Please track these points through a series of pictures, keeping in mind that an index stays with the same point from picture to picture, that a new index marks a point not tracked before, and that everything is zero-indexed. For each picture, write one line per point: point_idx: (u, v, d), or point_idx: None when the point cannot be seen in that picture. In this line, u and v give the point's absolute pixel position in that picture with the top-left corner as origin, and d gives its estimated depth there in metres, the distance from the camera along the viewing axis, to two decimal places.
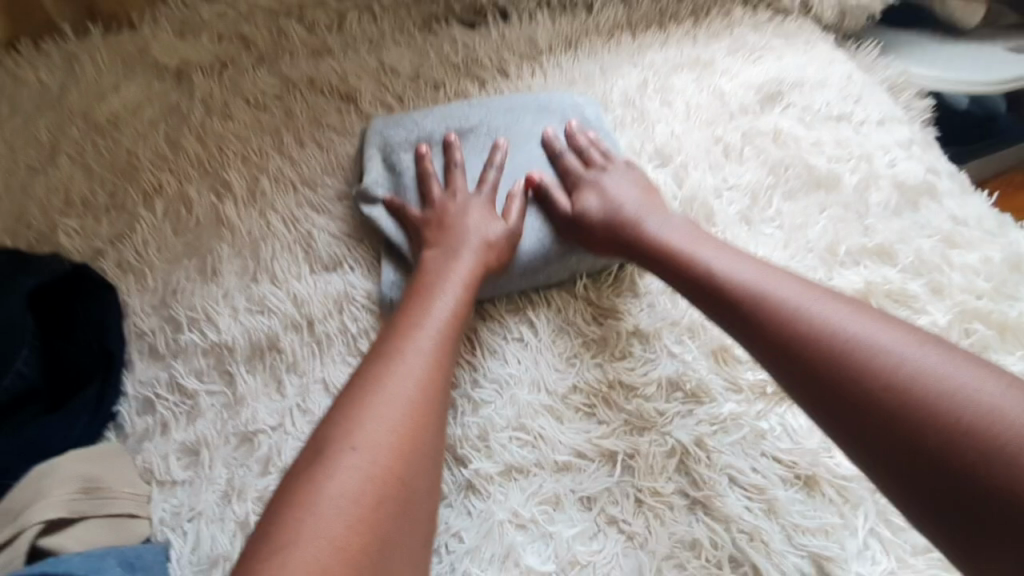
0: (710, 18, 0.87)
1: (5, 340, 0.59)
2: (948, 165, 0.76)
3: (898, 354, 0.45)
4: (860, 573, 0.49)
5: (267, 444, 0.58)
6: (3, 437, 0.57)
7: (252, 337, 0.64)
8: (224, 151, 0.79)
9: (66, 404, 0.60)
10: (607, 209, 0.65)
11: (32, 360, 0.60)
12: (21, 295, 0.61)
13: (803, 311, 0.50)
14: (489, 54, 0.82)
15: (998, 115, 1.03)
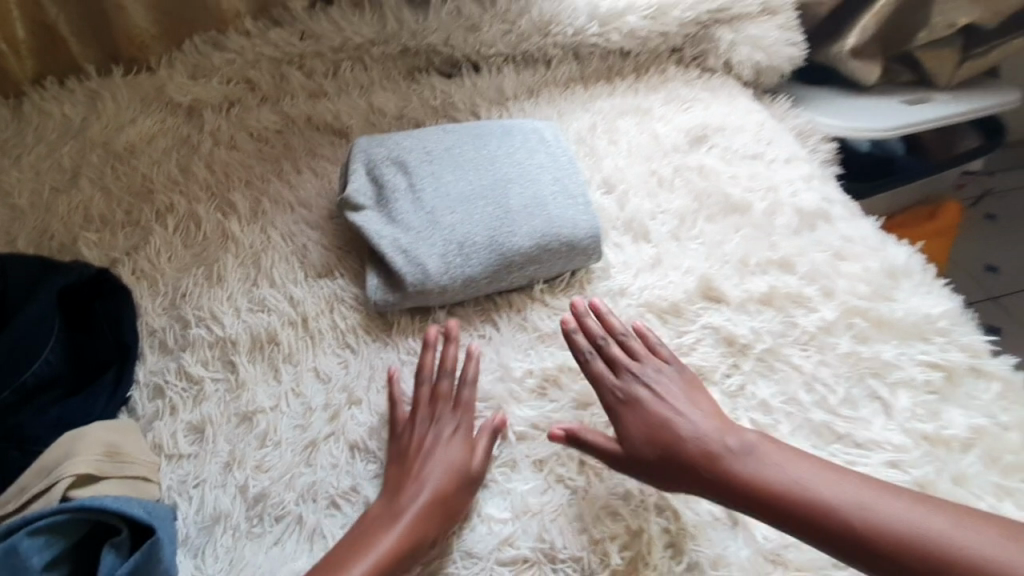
0: (649, 75, 1.04)
1: (34, 331, 0.67)
2: (841, 195, 0.92)
3: (890, 513, 0.52)
4: (766, 516, 0.58)
5: (264, 421, 0.66)
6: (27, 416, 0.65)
7: (252, 332, 0.73)
8: (230, 176, 0.91)
9: (85, 389, 0.68)
10: (649, 405, 0.61)
11: (58, 350, 0.68)
12: (50, 293, 0.69)
13: (864, 508, 0.52)
14: (463, 100, 0.97)
15: (894, 157, 1.21)
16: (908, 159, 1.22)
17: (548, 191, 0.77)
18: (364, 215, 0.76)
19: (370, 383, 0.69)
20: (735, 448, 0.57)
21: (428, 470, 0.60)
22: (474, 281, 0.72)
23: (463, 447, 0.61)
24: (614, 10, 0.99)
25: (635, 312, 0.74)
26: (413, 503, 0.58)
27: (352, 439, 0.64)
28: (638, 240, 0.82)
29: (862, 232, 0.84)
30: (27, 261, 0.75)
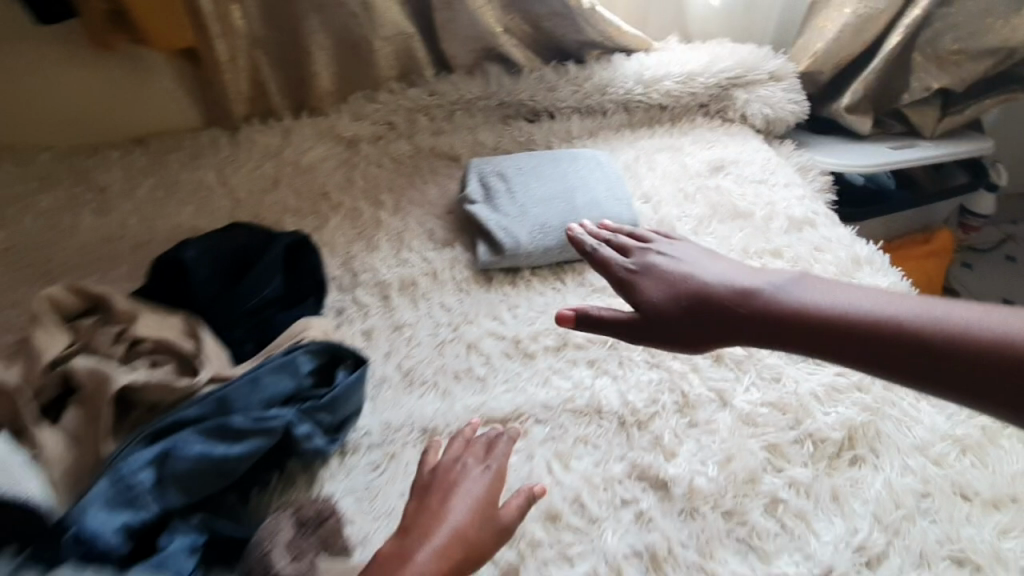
0: (681, 123, 1.39)
1: (267, 271, 1.00)
2: (827, 210, 1.21)
3: (844, 302, 0.73)
4: (744, 397, 0.85)
5: (409, 331, 1.01)
6: (261, 321, 0.98)
7: (400, 279, 1.09)
8: (378, 185, 1.31)
9: (292, 314, 1.00)
10: (652, 269, 0.86)
11: (276, 289, 1.01)
12: (279, 248, 1.04)
13: (821, 305, 0.74)
14: (542, 137, 1.34)
15: (887, 189, 1.49)
16: (898, 192, 1.48)
17: (603, 194, 1.11)
18: (476, 205, 1.11)
19: (477, 311, 1.02)
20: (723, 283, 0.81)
21: (450, 517, 0.68)
22: (551, 249, 1.06)
23: (481, 516, 0.69)
24: (655, 77, 1.36)
25: None
26: (430, 546, 0.65)
27: (468, 341, 0.98)
28: (668, 233, 1.14)
29: (839, 234, 1.13)
30: (255, 230, 1.09)
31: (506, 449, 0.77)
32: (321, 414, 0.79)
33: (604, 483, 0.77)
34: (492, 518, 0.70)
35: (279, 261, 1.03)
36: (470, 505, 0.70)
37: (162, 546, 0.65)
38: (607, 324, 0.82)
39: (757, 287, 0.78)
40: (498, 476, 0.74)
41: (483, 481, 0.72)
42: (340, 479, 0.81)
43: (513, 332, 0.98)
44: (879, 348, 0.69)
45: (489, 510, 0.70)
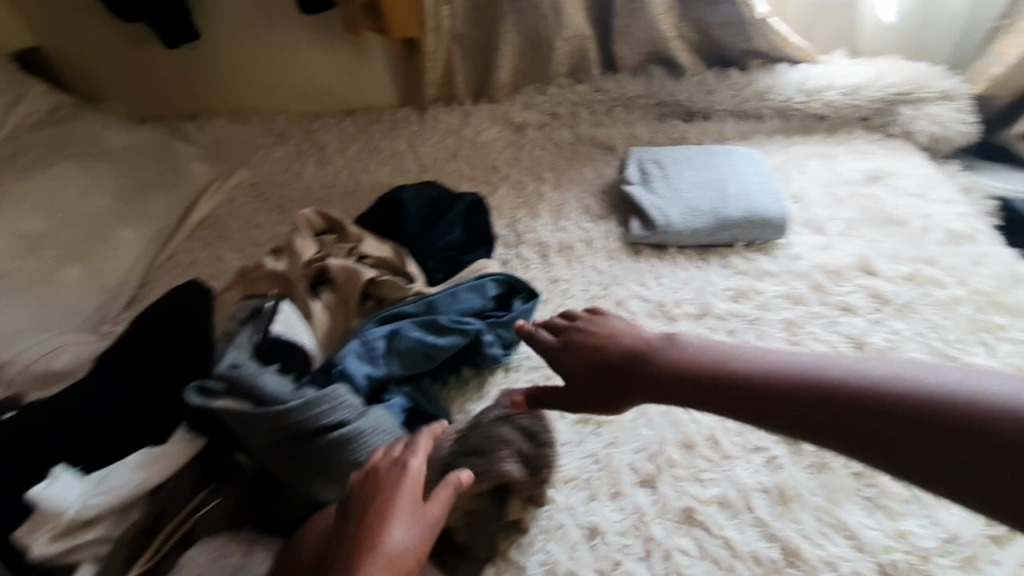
0: (837, 133, 1.42)
1: (452, 221, 1.23)
2: (991, 229, 1.19)
3: (780, 367, 0.69)
4: None
5: (565, 285, 1.17)
6: (446, 259, 1.19)
7: (559, 242, 1.26)
8: (541, 164, 1.50)
9: (467, 256, 1.21)
10: (580, 342, 0.84)
11: (457, 236, 1.23)
12: (462, 204, 1.26)
13: (758, 374, 0.69)
14: (697, 134, 1.44)
15: None
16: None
17: (755, 187, 1.19)
18: (633, 186, 1.25)
19: (627, 276, 1.16)
20: (648, 351, 0.78)
21: (384, 543, 0.61)
22: (699, 230, 1.16)
23: (420, 522, 0.64)
24: (817, 87, 1.42)
25: (809, 267, 1.11)
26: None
27: (617, 299, 1.11)
28: (815, 231, 1.19)
29: (1002, 252, 1.12)
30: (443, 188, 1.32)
31: (419, 452, 0.68)
32: (500, 331, 0.97)
33: (740, 429, 0.87)
34: (422, 531, 0.64)
35: (461, 214, 1.25)
36: (394, 527, 0.62)
37: (387, 399, 0.89)
38: (548, 404, 0.81)
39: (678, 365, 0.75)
40: (417, 483, 0.66)
41: (410, 495, 0.65)
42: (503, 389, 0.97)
43: (659, 298, 1.10)
44: (834, 420, 0.63)
45: (423, 521, 0.64)
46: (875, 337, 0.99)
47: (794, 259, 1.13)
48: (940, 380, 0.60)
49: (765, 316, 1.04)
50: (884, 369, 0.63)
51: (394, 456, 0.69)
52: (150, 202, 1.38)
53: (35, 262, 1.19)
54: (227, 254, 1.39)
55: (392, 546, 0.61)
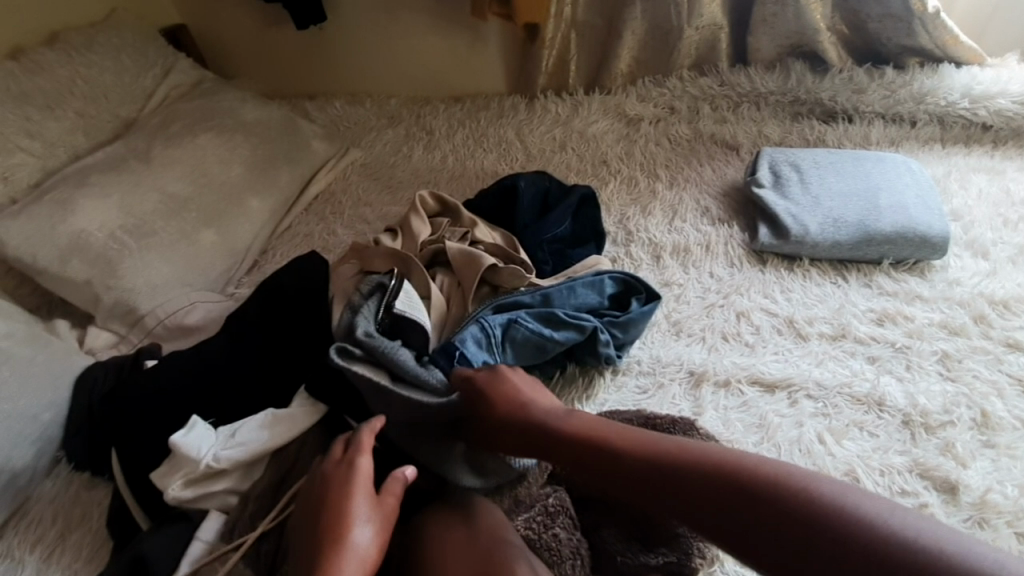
0: (1007, 146, 1.25)
1: (565, 213, 1.19)
2: None
3: (690, 457, 0.64)
4: None
5: (680, 289, 1.10)
6: (557, 252, 1.17)
7: (674, 243, 1.19)
8: (654, 160, 1.43)
9: (577, 251, 1.18)
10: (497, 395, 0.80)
11: (568, 229, 1.19)
12: (576, 196, 1.22)
13: (668, 460, 0.65)
14: (835, 138, 1.31)
15: None
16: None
17: (911, 201, 1.07)
18: (764, 190, 1.15)
19: (750, 286, 1.07)
20: (561, 422, 0.76)
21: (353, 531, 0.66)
22: (840, 244, 1.05)
23: (381, 508, 0.70)
24: (987, 93, 1.25)
25: (969, 295, 0.98)
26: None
27: (739, 309, 1.03)
28: (977, 255, 1.05)
29: None
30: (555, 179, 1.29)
31: (362, 450, 0.75)
32: (616, 330, 0.94)
33: (882, 468, 0.78)
34: (382, 518, 0.69)
35: (574, 206, 1.21)
36: (357, 516, 0.68)
37: None
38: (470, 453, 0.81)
39: (576, 441, 0.73)
40: (365, 476, 0.73)
41: (362, 486, 0.71)
42: (611, 392, 0.93)
43: (788, 313, 1.01)
44: (729, 524, 0.59)
45: (380, 509, 0.70)
46: None
47: (951, 284, 1.00)
48: (847, 496, 0.56)
49: (915, 345, 0.92)
50: (792, 474, 0.59)
51: (341, 459, 0.75)
52: (275, 175, 1.46)
53: (178, 224, 1.29)
54: (340, 229, 1.44)
55: (361, 535, 0.66)
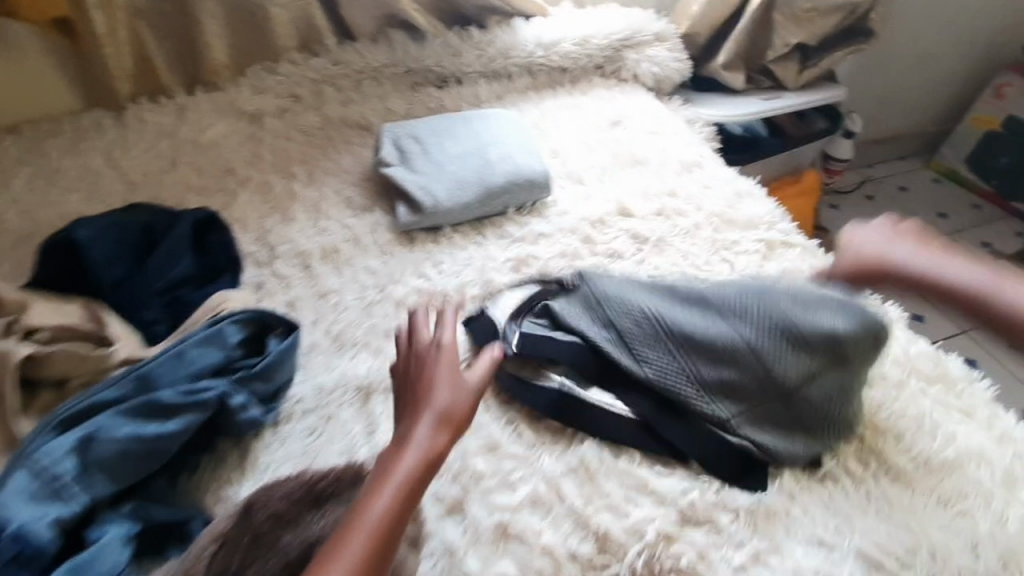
0: (581, 84, 1.50)
1: (174, 250, 0.96)
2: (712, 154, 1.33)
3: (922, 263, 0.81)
4: None
5: (336, 297, 1.00)
6: (177, 300, 0.94)
7: (321, 246, 1.08)
8: (289, 158, 1.28)
9: (206, 289, 0.97)
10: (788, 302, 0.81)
11: (189, 266, 0.97)
12: (186, 224, 0.99)
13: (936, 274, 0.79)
14: (452, 102, 1.40)
15: (760, 137, 1.67)
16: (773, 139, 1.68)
17: (514, 149, 1.18)
18: (393, 167, 1.13)
19: (404, 271, 1.04)
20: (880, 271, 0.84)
21: (410, 437, 0.63)
22: (468, 206, 1.10)
23: (454, 399, 0.67)
24: (553, 41, 1.46)
25: (577, 222, 1.13)
26: (395, 482, 0.60)
27: (397, 300, 0.99)
28: (576, 182, 1.23)
29: (724, 172, 1.26)
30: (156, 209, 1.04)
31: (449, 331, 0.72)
32: (254, 385, 0.77)
33: (539, 413, 0.81)
34: (448, 415, 0.65)
35: (186, 237, 0.99)
36: (432, 419, 0.65)
37: (95, 538, 0.63)
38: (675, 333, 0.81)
39: (895, 277, 0.82)
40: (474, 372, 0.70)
41: (453, 383, 0.67)
42: (275, 450, 0.80)
43: (442, 288, 1.01)
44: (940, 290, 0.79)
45: (454, 407, 0.66)
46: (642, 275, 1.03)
47: (561, 216, 1.14)
48: (920, 268, 0.81)
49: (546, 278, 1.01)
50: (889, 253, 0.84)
51: (440, 332, 0.72)
52: None
53: None
54: None
55: (418, 437, 0.63)
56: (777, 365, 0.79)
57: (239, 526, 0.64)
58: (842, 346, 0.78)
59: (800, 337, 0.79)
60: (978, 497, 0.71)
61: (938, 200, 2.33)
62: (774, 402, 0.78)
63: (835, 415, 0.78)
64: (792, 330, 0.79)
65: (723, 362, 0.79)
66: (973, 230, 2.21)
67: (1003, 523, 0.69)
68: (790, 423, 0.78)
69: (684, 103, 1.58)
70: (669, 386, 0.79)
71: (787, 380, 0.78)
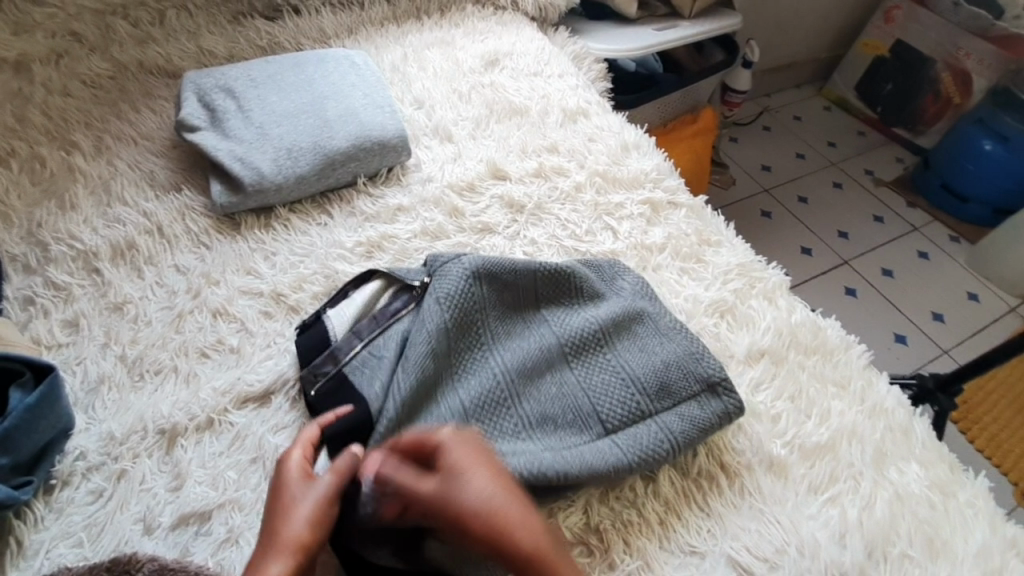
0: (451, 14, 1.28)
1: None
2: (598, 97, 1.19)
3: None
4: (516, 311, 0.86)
5: (134, 309, 0.79)
6: None
7: (112, 242, 0.84)
8: (67, 120, 0.98)
9: None
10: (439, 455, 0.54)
11: None
12: None
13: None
14: (288, 39, 1.14)
15: (657, 74, 1.55)
16: (665, 75, 1.56)
17: (360, 103, 0.98)
18: (200, 133, 0.91)
19: (224, 267, 0.84)
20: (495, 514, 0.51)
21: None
22: (306, 180, 0.91)
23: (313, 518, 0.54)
24: None
25: (440, 191, 0.96)
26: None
27: (213, 308, 0.79)
28: (444, 140, 1.05)
29: (610, 121, 1.13)
30: None
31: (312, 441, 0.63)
32: None
33: None
34: (306, 543, 0.53)
35: None
36: (288, 554, 0.51)
37: None
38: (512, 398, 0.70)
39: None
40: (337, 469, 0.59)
41: (315, 494, 0.56)
42: (47, 526, 0.61)
43: (276, 288, 0.82)
44: None
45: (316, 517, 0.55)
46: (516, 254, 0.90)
47: (425, 184, 0.97)
48: None
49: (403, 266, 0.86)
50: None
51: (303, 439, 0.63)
52: None
53: None
54: None
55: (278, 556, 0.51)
56: (595, 403, 0.71)
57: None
58: (673, 384, 0.72)
59: (627, 377, 0.72)
60: (846, 481, 0.71)
61: (825, 129, 2.35)
62: (616, 425, 0.69)
63: (656, 449, 0.68)
64: (618, 368, 0.73)
65: (564, 383, 0.73)
66: (856, 158, 2.26)
67: (867, 507, 0.69)
68: (642, 446, 0.68)
69: (571, 34, 1.41)
70: (475, 413, 0.68)
71: (608, 409, 0.70)
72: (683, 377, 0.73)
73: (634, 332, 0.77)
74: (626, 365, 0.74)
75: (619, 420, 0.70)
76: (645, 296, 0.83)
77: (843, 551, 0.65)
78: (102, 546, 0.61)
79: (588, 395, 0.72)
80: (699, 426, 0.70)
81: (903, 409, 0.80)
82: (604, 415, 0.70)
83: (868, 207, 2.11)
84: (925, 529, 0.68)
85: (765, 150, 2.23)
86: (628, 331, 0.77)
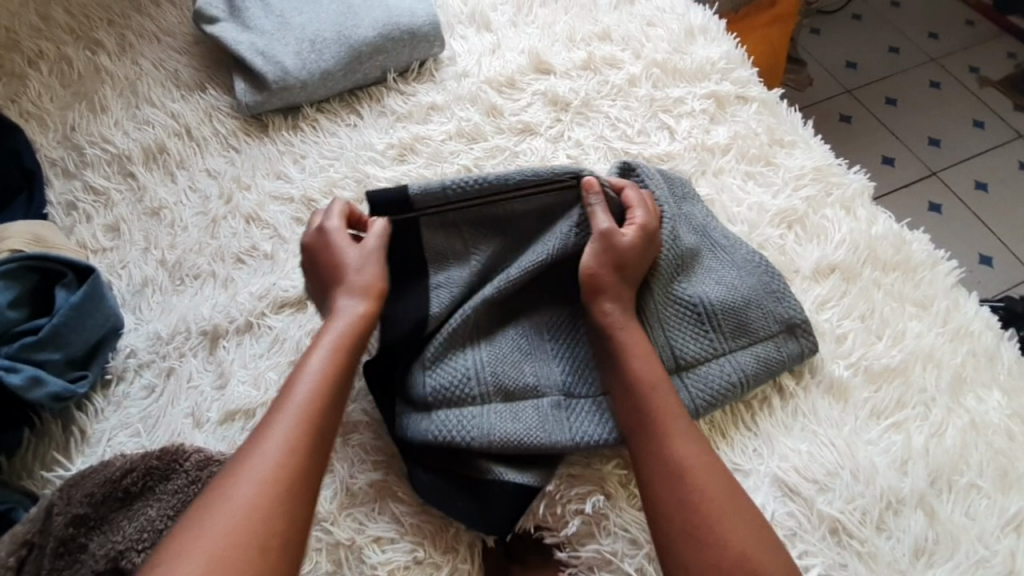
0: None
1: None
2: None
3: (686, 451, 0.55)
4: None
5: (169, 214, 0.78)
6: None
7: (144, 146, 0.82)
8: (90, 17, 0.94)
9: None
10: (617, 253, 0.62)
11: None
12: None
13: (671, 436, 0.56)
14: None
15: None
16: None
17: None
18: (218, 25, 0.87)
19: (254, 171, 0.81)
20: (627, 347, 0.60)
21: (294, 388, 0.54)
22: (331, 77, 0.85)
23: (365, 323, 0.59)
24: None
25: (476, 87, 0.87)
26: (286, 420, 0.52)
27: (246, 213, 0.77)
28: (481, 30, 0.94)
29: (673, 2, 0.97)
30: None
31: (342, 233, 0.64)
32: (47, 351, 0.63)
33: None
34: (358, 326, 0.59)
35: None
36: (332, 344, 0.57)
37: None
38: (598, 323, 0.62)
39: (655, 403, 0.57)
40: (370, 283, 0.61)
41: (354, 287, 0.61)
42: (108, 417, 0.65)
43: (307, 194, 0.79)
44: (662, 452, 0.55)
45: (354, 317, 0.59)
46: (560, 158, 0.82)
47: (458, 79, 0.88)
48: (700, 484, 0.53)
49: None
50: (681, 462, 0.54)
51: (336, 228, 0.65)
52: None
53: None
54: None
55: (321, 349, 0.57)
56: (672, 338, 0.64)
57: (40, 534, 0.55)
58: (752, 323, 0.66)
59: (707, 312, 0.66)
60: (915, 407, 0.65)
61: (929, 16, 2.00)
62: (681, 362, 0.64)
63: (724, 391, 0.63)
64: (700, 302, 0.66)
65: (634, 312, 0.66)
66: (963, 51, 1.93)
67: (936, 435, 0.63)
68: (699, 385, 0.63)
69: None
70: (545, 332, 0.66)
71: (682, 346, 0.64)
72: (759, 323, 0.66)
73: (719, 266, 0.69)
74: (706, 298, 0.66)
75: (693, 356, 0.64)
76: (713, 223, 0.74)
77: (904, 479, 0.61)
78: (157, 435, 0.64)
79: (663, 327, 0.65)
80: (765, 370, 0.65)
81: (992, 333, 0.71)
82: (677, 350, 0.64)
83: (969, 110, 1.83)
84: (1000, 460, 0.62)
85: (851, 42, 1.94)
86: (713, 264, 0.70)
